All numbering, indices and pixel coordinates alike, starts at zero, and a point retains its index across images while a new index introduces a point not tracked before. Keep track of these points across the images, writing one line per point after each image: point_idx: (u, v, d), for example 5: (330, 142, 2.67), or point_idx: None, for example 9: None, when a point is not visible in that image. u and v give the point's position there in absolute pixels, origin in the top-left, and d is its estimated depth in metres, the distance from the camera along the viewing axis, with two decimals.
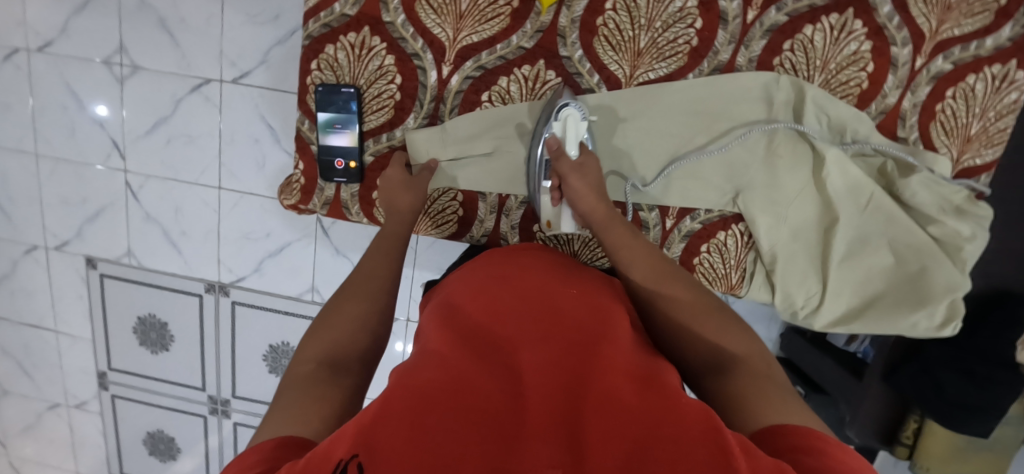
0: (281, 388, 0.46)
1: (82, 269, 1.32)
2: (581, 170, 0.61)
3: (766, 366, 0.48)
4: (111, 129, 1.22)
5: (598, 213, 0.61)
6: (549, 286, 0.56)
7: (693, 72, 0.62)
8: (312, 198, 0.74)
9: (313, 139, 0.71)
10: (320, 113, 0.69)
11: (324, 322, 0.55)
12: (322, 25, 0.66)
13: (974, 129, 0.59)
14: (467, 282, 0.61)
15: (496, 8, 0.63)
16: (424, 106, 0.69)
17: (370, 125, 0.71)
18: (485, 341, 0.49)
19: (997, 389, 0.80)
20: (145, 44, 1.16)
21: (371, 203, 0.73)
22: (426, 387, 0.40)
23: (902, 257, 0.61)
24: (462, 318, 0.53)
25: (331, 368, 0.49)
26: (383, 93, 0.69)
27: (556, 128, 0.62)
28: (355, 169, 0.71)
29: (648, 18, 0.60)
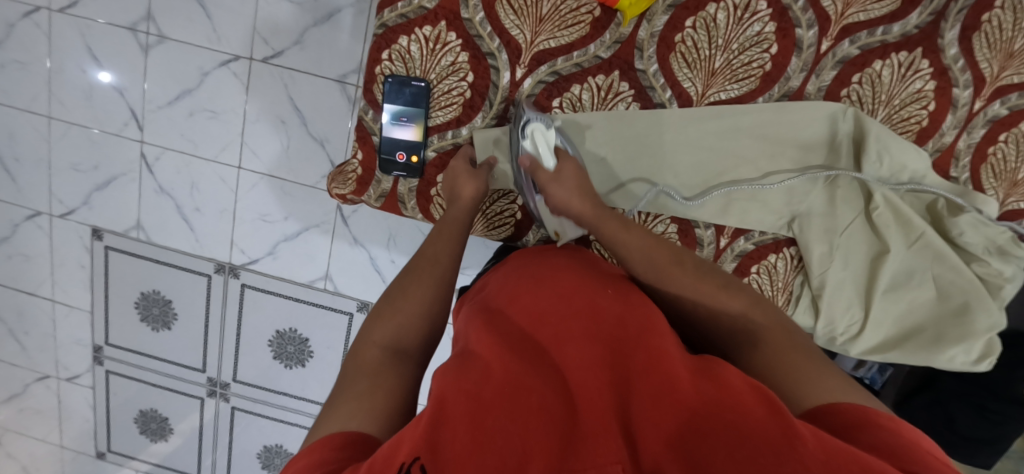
0: (347, 377, 0.49)
1: (85, 238, 1.28)
2: (559, 177, 0.63)
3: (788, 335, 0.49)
4: (130, 98, 1.18)
5: (587, 214, 0.61)
6: (587, 284, 0.55)
7: (763, 96, 0.63)
8: (368, 189, 0.73)
9: (374, 131, 0.70)
10: (386, 105, 0.68)
11: (391, 304, 0.57)
12: (399, 15, 0.65)
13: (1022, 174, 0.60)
14: (507, 282, 0.60)
15: (577, 15, 0.63)
16: (494, 106, 0.69)
17: (436, 121, 0.70)
18: (530, 344, 0.48)
19: (1008, 425, 0.83)
20: (175, 13, 1.12)
21: (428, 198, 0.73)
22: (479, 390, 0.40)
23: (945, 293, 0.63)
24: (505, 320, 0.53)
25: (397, 355, 0.52)
26: (453, 89, 0.68)
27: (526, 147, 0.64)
28: (417, 163, 0.70)
29: (725, 39, 0.61)
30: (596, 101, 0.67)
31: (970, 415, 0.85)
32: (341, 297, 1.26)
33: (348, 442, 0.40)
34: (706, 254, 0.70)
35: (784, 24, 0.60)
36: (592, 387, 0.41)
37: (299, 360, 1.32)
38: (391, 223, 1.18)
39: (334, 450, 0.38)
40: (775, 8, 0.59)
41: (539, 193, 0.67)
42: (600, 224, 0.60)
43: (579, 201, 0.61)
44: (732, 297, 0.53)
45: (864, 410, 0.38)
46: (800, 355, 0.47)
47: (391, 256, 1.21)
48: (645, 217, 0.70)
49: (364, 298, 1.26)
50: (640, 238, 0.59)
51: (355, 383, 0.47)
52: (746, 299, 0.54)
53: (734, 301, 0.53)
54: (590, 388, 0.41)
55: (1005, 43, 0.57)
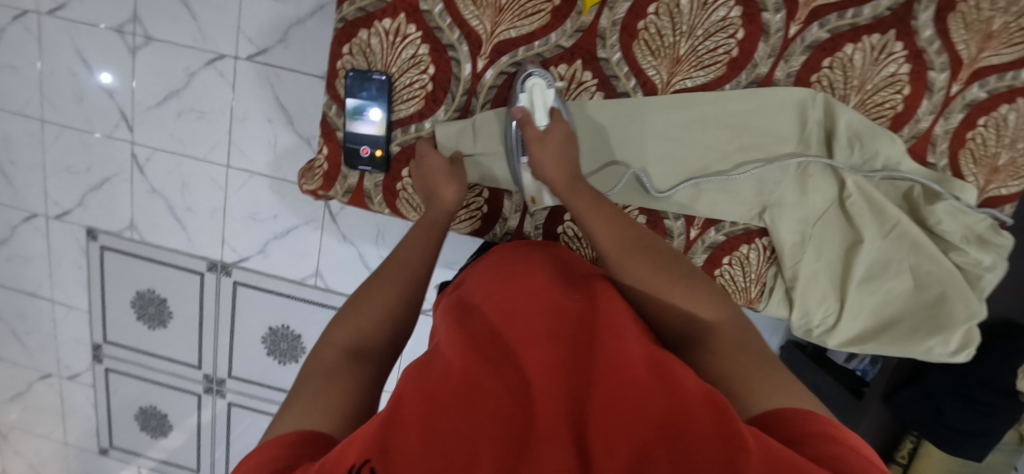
0: (308, 376, 0.49)
1: (81, 239, 1.30)
2: (543, 139, 0.62)
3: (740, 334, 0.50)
4: (120, 99, 1.19)
5: (560, 186, 0.61)
6: (555, 285, 0.55)
7: (730, 83, 0.61)
8: (335, 185, 0.73)
9: (339, 125, 0.70)
10: (349, 99, 0.68)
11: (354, 306, 0.57)
12: (358, 9, 0.65)
13: (1002, 160, 0.59)
14: (479, 281, 0.60)
15: (537, 4, 0.62)
16: (456, 98, 0.68)
17: (399, 115, 0.69)
18: (494, 341, 0.48)
19: (998, 416, 0.82)
20: (160, 15, 1.13)
21: (394, 193, 0.73)
22: (435, 389, 0.40)
23: (922, 283, 0.61)
24: (471, 318, 0.53)
25: (356, 356, 0.52)
26: (415, 83, 0.68)
27: (522, 99, 0.63)
28: (381, 158, 0.70)
29: (690, 25, 0.60)
30: (559, 92, 0.66)
31: (959, 407, 0.83)
32: (332, 293, 1.27)
33: (298, 440, 0.39)
34: (676, 245, 0.69)
35: (750, 9, 0.58)
36: (550, 387, 0.41)
37: (292, 357, 1.33)
38: (379, 220, 1.18)
39: (285, 448, 0.38)
40: None
41: (526, 154, 0.65)
42: (568, 196, 0.60)
43: (553, 169, 0.61)
44: (691, 294, 0.54)
45: (807, 416, 0.38)
46: (754, 359, 0.47)
47: (380, 253, 1.21)
48: (612, 208, 0.70)
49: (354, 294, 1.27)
50: (609, 213, 0.59)
51: (310, 384, 0.46)
52: (703, 296, 0.54)
53: (693, 301, 0.53)
54: (548, 389, 0.41)
55: (983, 23, 0.55)
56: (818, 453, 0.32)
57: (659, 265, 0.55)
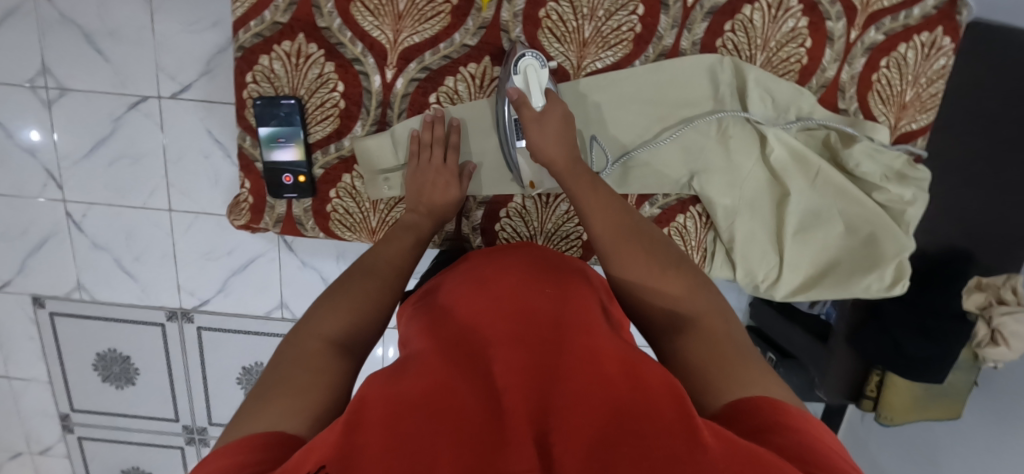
0: (283, 367, 0.45)
1: (28, 308, 1.24)
2: (540, 120, 0.59)
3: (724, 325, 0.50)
4: (44, 157, 1.13)
5: (559, 165, 0.58)
6: (527, 284, 0.55)
7: (638, 59, 0.62)
8: (264, 216, 0.71)
9: (257, 155, 0.67)
10: (263, 127, 0.65)
11: (343, 297, 0.54)
12: (254, 35, 0.62)
13: (909, 96, 0.62)
14: (454, 290, 0.59)
15: (436, 6, 0.61)
16: (370, 112, 0.66)
17: (315, 137, 0.67)
18: (466, 346, 0.47)
19: (949, 339, 0.87)
20: (72, 63, 1.08)
21: (326, 216, 0.71)
22: (405, 394, 0.39)
23: (853, 225, 0.63)
24: (444, 326, 0.52)
25: (343, 352, 0.49)
26: (327, 101, 0.65)
27: (515, 81, 0.60)
28: (305, 183, 0.67)
29: (591, 7, 0.60)
30: (472, 91, 0.66)
31: (914, 336, 0.87)
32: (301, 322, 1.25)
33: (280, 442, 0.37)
34: None
35: None
36: (519, 388, 0.41)
37: None
38: (337, 241, 1.17)
39: (256, 451, 0.34)
40: None
41: (522, 139, 0.63)
42: (569, 177, 0.57)
43: (553, 150, 0.58)
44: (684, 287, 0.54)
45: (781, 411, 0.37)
46: (733, 350, 0.47)
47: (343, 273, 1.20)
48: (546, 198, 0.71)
49: None
50: (607, 199, 0.57)
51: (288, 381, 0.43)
52: (697, 291, 0.54)
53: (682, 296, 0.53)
54: (518, 388, 0.41)
55: None
56: (784, 442, 0.33)
57: (651, 252, 0.55)
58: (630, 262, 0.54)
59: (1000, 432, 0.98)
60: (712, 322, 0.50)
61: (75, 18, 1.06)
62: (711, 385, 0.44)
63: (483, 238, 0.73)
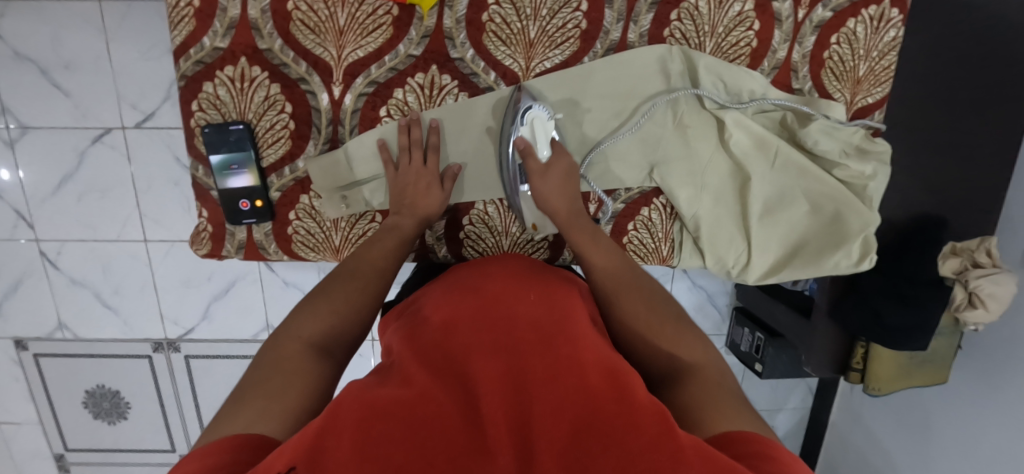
0: (262, 365, 0.43)
1: (11, 351, 1.22)
2: (545, 173, 0.60)
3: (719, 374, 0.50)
4: (12, 198, 1.12)
5: (561, 214, 0.60)
6: (509, 290, 0.54)
7: (587, 55, 0.61)
8: (224, 244, 0.65)
9: (212, 184, 0.62)
10: (213, 156, 0.60)
11: (326, 297, 0.50)
12: (195, 63, 0.57)
13: (863, 71, 0.62)
14: (435, 300, 0.58)
15: (377, 18, 0.57)
16: (321, 131, 0.61)
17: (268, 160, 0.62)
18: (446, 351, 0.47)
19: (927, 305, 0.87)
20: (30, 100, 1.06)
21: (288, 238, 0.65)
22: (385, 403, 0.38)
23: (818, 205, 0.63)
24: (423, 333, 0.51)
25: (324, 355, 0.45)
26: (276, 123, 0.60)
27: (523, 132, 0.60)
28: (263, 207, 0.62)
29: (533, 7, 0.59)
30: (422, 102, 0.61)
31: (893, 305, 0.88)
32: None
33: (251, 449, 0.34)
34: None
35: None
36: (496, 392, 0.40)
37: None
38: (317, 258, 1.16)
39: (228, 454, 0.32)
40: None
41: (528, 183, 0.61)
42: (571, 229, 0.60)
43: (557, 200, 0.60)
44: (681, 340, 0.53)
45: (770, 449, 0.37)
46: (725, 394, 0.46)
47: None
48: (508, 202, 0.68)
49: None
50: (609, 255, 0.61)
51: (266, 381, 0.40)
52: (692, 338, 0.54)
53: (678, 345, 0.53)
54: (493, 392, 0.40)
55: None
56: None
57: (650, 304, 0.58)
58: (632, 309, 0.57)
59: (985, 392, 1.00)
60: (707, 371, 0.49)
61: (28, 55, 1.04)
62: (698, 416, 0.44)
63: (448, 248, 0.70)
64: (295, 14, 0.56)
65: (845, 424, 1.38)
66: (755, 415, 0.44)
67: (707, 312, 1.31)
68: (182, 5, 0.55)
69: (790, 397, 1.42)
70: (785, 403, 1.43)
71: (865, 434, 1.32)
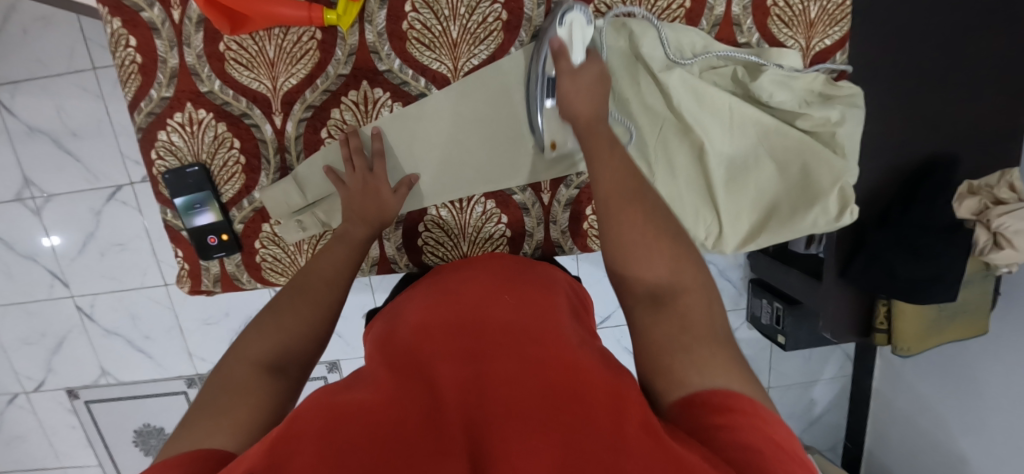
0: (213, 383, 0.40)
1: (65, 401, 1.33)
2: (576, 74, 0.53)
3: (706, 302, 0.43)
4: (46, 261, 1.22)
5: (583, 117, 0.52)
6: (486, 288, 0.50)
7: (514, 45, 0.62)
8: (202, 279, 0.68)
9: (180, 225, 0.64)
10: (176, 198, 0.63)
11: (277, 313, 0.47)
12: (147, 114, 0.60)
13: (814, 13, 0.62)
14: (412, 300, 0.53)
15: (302, 45, 0.59)
16: (271, 161, 0.63)
17: (228, 195, 0.64)
18: (416, 349, 0.42)
19: (942, 251, 0.80)
20: (48, 170, 1.16)
21: (259, 266, 0.68)
22: (342, 410, 0.33)
23: (784, 162, 0.62)
24: (396, 335, 0.46)
25: (277, 372, 0.42)
26: (229, 160, 0.63)
27: (560, 33, 0.54)
28: (230, 240, 0.65)
29: (450, 8, 0.59)
30: (360, 118, 0.63)
31: (904, 257, 0.81)
32: None
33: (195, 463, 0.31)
34: (534, 216, 0.69)
35: None
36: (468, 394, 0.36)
37: None
38: None
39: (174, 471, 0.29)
40: None
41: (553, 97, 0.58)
42: (590, 136, 0.52)
43: (581, 101, 0.53)
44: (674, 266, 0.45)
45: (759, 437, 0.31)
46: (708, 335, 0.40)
47: None
48: (460, 204, 0.68)
49: (329, 359, 1.27)
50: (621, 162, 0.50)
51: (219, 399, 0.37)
52: (685, 256, 0.46)
53: (675, 266, 0.45)
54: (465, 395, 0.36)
55: None
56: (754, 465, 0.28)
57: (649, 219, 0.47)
58: (631, 225, 0.47)
59: None
60: (693, 310, 0.42)
61: (41, 128, 1.13)
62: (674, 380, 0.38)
63: (411, 257, 0.71)
64: (227, 54, 0.59)
65: (889, 388, 1.29)
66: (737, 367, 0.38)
67: (720, 288, 1.25)
68: (128, 63, 0.59)
69: (826, 366, 1.34)
70: (821, 373, 1.35)
71: (911, 396, 1.23)
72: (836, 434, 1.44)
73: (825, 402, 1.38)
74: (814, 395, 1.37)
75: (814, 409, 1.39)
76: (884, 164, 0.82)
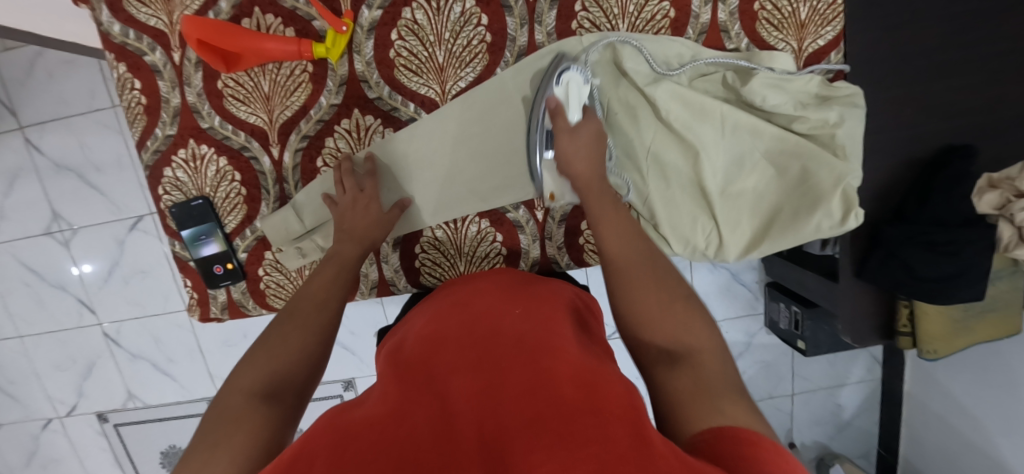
0: (207, 422, 0.38)
1: (95, 424, 1.37)
2: (574, 132, 0.56)
3: (721, 364, 0.40)
4: (75, 290, 1.27)
5: (583, 179, 0.55)
6: (493, 303, 0.51)
7: (500, 65, 0.62)
8: (210, 307, 0.70)
9: (187, 256, 0.67)
10: (184, 230, 0.65)
11: (267, 342, 0.47)
12: (153, 152, 0.63)
13: (804, 14, 0.62)
14: (422, 315, 0.55)
15: (295, 78, 0.61)
16: (270, 191, 0.65)
17: (231, 225, 0.66)
18: (424, 365, 0.43)
19: (963, 248, 0.75)
20: (74, 204, 1.21)
21: (263, 293, 0.69)
22: (349, 434, 0.34)
23: (782, 166, 0.62)
24: (404, 350, 0.47)
25: (272, 399, 0.41)
26: (231, 192, 0.65)
27: (556, 92, 0.57)
28: (235, 268, 0.67)
29: (435, 33, 0.61)
30: (353, 145, 0.64)
31: (923, 255, 0.77)
32: (327, 383, 1.30)
33: None
34: (528, 232, 0.69)
35: None
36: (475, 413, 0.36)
37: None
38: None
39: None
40: None
41: (552, 148, 0.60)
42: (592, 194, 0.54)
43: (580, 164, 0.56)
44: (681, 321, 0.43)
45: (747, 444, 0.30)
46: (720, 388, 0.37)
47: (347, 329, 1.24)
48: (454, 224, 0.69)
49: (344, 377, 1.29)
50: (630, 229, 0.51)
51: (213, 437, 0.36)
52: (697, 321, 0.43)
53: (686, 328, 0.43)
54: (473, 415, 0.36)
55: None
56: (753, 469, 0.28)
57: (659, 282, 0.47)
58: (642, 293, 0.46)
59: None
60: (710, 360, 0.40)
61: (67, 165, 1.19)
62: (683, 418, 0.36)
63: (409, 278, 0.71)
64: (226, 91, 0.61)
65: (920, 390, 1.23)
66: (747, 407, 0.35)
67: (736, 293, 1.22)
68: (134, 105, 0.62)
69: (852, 369, 1.29)
70: (848, 377, 1.30)
71: (945, 398, 1.17)
72: (867, 440, 1.38)
73: (854, 407, 1.33)
74: (842, 400, 1.32)
75: (842, 414, 1.34)
76: (897, 161, 0.79)
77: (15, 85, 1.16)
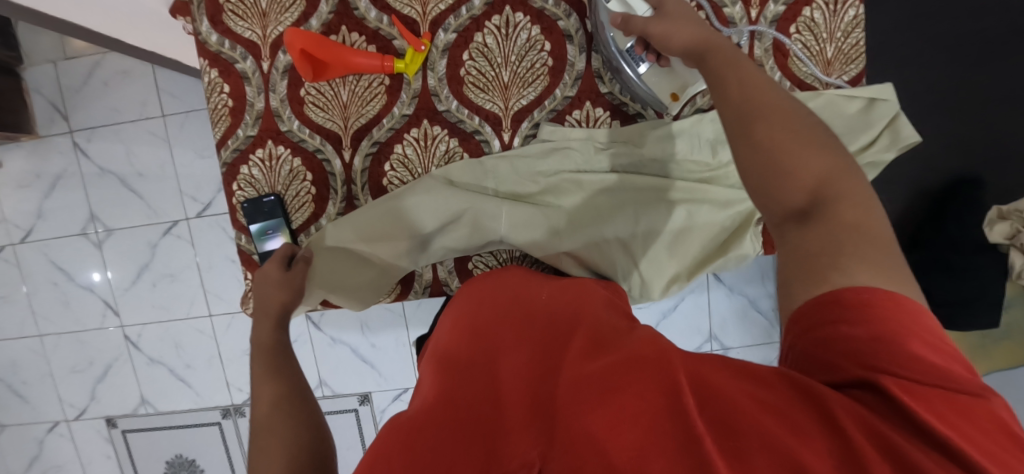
0: None
1: (103, 429, 1.36)
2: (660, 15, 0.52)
3: (866, 217, 0.35)
4: (101, 292, 1.29)
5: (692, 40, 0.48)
6: (521, 292, 0.52)
7: (558, 87, 0.70)
8: None
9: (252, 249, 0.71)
10: (252, 224, 0.69)
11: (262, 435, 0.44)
12: (233, 150, 0.70)
13: (831, 53, 0.72)
14: (454, 307, 0.56)
15: (372, 89, 0.69)
16: (338, 191, 0.71)
17: (298, 222, 0.72)
18: (468, 350, 0.44)
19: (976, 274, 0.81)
20: (112, 207, 1.25)
21: None
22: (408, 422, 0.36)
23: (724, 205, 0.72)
24: (447, 343, 0.48)
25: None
26: (301, 191, 0.71)
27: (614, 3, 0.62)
28: None
29: (503, 56, 0.68)
30: (419, 153, 0.71)
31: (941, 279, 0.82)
32: (345, 396, 1.30)
33: None
34: None
35: (545, 24, 0.68)
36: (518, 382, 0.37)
37: None
38: (360, 314, 1.24)
39: None
40: (531, 15, 0.68)
41: (645, 60, 0.64)
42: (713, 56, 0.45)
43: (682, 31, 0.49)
44: (827, 164, 0.37)
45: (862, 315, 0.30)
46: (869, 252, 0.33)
47: (370, 341, 1.25)
48: None
49: (363, 389, 1.29)
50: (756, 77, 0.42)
51: None
52: (837, 166, 0.38)
53: (824, 174, 0.37)
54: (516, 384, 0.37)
55: None
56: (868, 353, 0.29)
57: (802, 122, 0.39)
58: (777, 130, 0.38)
59: None
60: (856, 221, 0.35)
61: (111, 169, 1.24)
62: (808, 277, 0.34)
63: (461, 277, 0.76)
64: (307, 98, 0.69)
65: None
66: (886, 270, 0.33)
67: (753, 320, 1.26)
68: (221, 107, 0.69)
69: None
70: None
71: None
72: None
73: None
74: None
75: None
76: (910, 192, 0.86)
77: (71, 92, 1.23)
